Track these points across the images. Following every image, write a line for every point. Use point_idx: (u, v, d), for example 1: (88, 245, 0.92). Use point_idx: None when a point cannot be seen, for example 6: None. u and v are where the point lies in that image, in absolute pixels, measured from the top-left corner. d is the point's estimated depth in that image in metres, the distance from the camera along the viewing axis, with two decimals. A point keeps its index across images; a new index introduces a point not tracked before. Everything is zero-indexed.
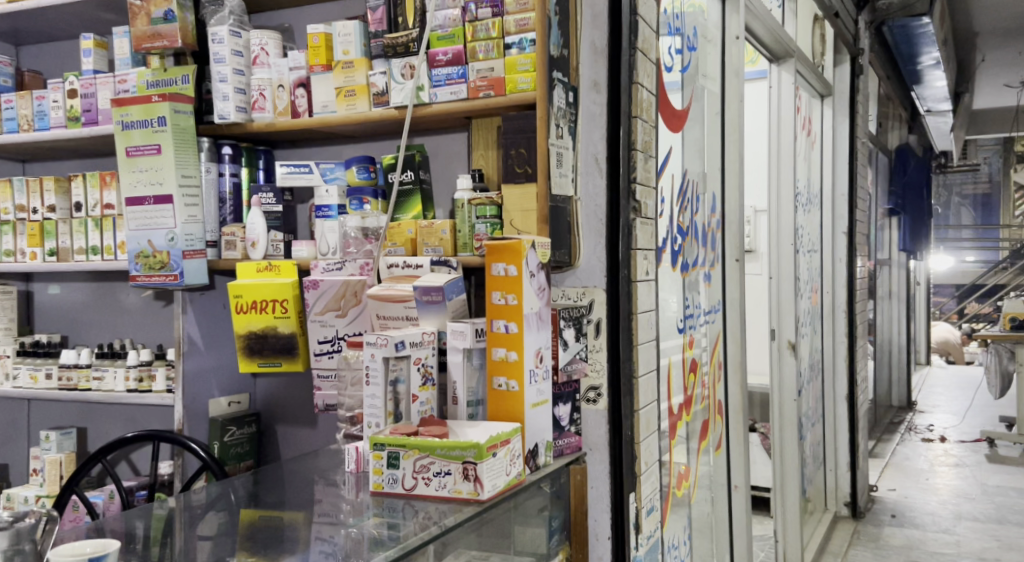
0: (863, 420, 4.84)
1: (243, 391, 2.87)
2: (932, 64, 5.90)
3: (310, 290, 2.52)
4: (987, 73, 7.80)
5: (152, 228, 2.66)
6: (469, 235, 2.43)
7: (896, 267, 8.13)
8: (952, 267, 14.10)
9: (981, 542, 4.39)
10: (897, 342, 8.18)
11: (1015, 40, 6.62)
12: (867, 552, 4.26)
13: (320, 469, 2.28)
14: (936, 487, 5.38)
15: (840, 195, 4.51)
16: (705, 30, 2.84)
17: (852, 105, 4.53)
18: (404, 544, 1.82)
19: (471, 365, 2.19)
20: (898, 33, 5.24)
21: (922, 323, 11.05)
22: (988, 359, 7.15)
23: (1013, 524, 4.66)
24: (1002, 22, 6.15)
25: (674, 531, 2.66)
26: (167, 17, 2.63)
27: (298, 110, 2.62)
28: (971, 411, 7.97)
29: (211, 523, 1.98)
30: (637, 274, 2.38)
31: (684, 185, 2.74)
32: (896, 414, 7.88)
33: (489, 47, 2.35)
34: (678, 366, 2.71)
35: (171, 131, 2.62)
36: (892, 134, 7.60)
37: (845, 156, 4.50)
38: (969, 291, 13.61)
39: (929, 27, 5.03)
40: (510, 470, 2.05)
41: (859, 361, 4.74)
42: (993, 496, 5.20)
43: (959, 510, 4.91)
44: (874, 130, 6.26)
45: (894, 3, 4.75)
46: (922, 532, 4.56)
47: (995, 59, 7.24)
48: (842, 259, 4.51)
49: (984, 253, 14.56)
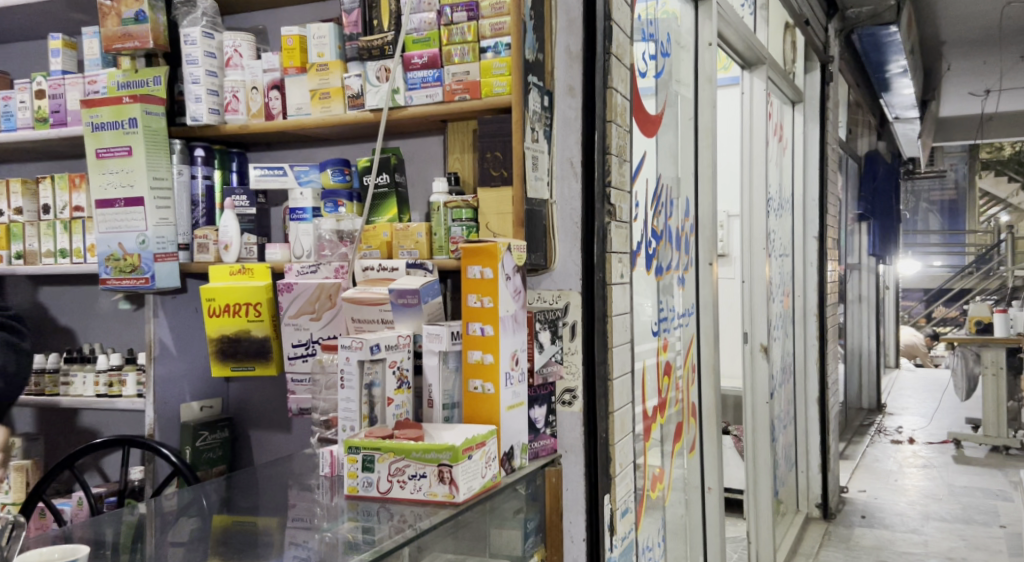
0: (834, 422, 4.90)
1: (216, 396, 2.85)
2: (900, 72, 6.00)
3: (285, 293, 2.51)
4: (953, 82, 7.93)
5: (123, 230, 2.63)
6: (445, 238, 2.43)
7: (865, 272, 8.26)
8: (921, 272, 14.23)
9: (948, 541, 4.47)
10: (867, 346, 8.30)
11: (979, 49, 6.74)
12: (839, 553, 4.32)
13: (295, 474, 2.27)
14: (905, 488, 5.46)
15: (810, 201, 4.58)
16: (678, 36, 2.88)
17: (823, 111, 4.60)
18: (377, 548, 1.82)
19: (447, 368, 2.20)
20: (867, 41, 5.31)
21: (892, 326, 11.18)
22: (955, 362, 7.23)
23: (979, 524, 4.75)
24: (969, 33, 6.28)
25: (649, 533, 2.68)
26: (139, 18, 2.61)
27: (272, 112, 2.61)
28: (938, 413, 8.10)
29: (183, 529, 1.96)
30: (611, 277, 2.41)
31: (659, 190, 2.76)
32: (864, 416, 7.98)
33: (464, 51, 2.35)
34: (653, 369, 2.73)
35: (143, 133, 2.59)
36: (863, 141, 7.70)
37: (816, 162, 4.56)
38: (937, 295, 13.80)
39: (897, 36, 5.12)
40: (486, 472, 2.06)
41: (829, 364, 4.81)
42: (960, 496, 5.29)
43: (927, 510, 5.00)
44: (843, 137, 6.34)
45: (864, 11, 4.83)
46: (891, 532, 4.63)
47: (960, 67, 7.36)
48: (813, 263, 4.58)
49: (950, 258, 14.79)
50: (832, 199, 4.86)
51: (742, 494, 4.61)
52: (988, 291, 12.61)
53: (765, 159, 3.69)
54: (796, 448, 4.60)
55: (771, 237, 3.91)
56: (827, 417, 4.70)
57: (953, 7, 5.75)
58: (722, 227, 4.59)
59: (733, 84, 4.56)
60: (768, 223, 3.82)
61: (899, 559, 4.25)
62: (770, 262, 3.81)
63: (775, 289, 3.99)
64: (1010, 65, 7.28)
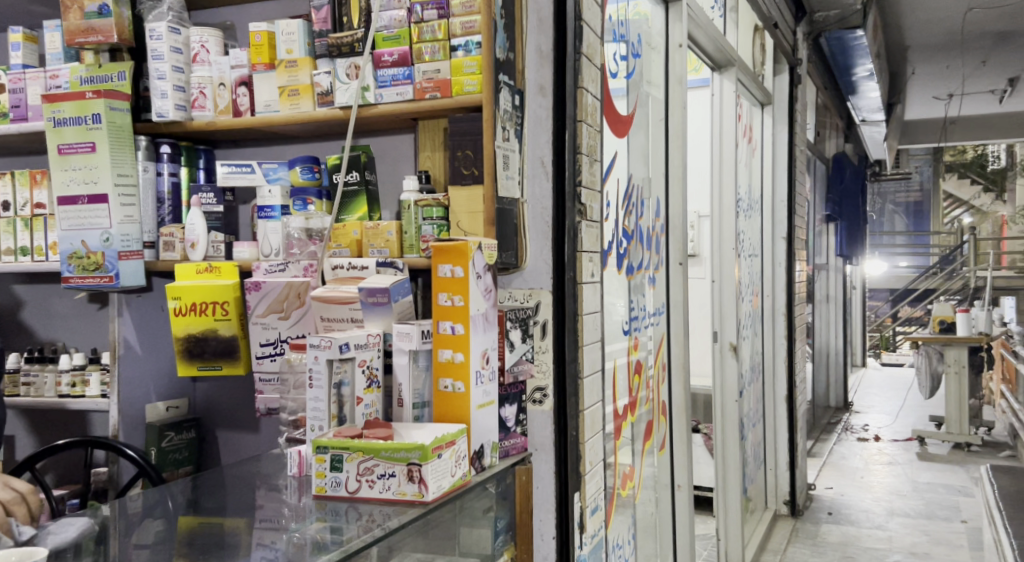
0: (801, 420, 4.96)
1: (181, 396, 2.81)
2: (867, 76, 6.09)
3: (252, 291, 2.49)
4: (917, 86, 8.07)
5: (86, 227, 2.59)
6: (415, 236, 2.42)
7: (833, 272, 8.36)
8: (887, 272, 14.42)
9: (912, 537, 4.54)
10: (835, 345, 8.39)
11: (944, 54, 6.87)
12: (805, 549, 4.37)
13: (263, 474, 2.24)
14: (871, 485, 5.54)
15: (778, 202, 4.63)
16: (648, 37, 2.89)
17: (791, 113, 4.66)
18: (345, 547, 1.81)
19: (416, 368, 2.19)
20: (834, 45, 5.39)
21: (859, 327, 11.32)
22: (919, 361, 7.34)
23: (942, 519, 4.84)
24: (934, 38, 6.40)
25: (619, 531, 2.69)
26: (102, 12, 2.57)
27: (240, 109, 2.58)
28: (903, 411, 8.22)
29: (148, 531, 1.94)
30: (582, 276, 2.42)
31: (629, 190, 2.78)
32: (831, 415, 8.07)
33: (435, 48, 2.34)
34: (624, 368, 2.75)
35: (107, 129, 2.55)
36: (830, 143, 7.80)
37: (785, 163, 4.62)
38: (902, 295, 14.02)
39: (864, 40, 5.20)
40: (455, 471, 2.05)
41: (797, 363, 4.87)
42: (923, 492, 5.39)
43: (891, 506, 5.08)
44: (811, 139, 6.42)
45: (831, 15, 4.90)
46: (857, 528, 4.69)
47: (924, 71, 7.49)
48: (781, 263, 4.64)
49: (914, 259, 15.01)
50: (800, 201, 4.92)
51: (712, 492, 4.64)
52: (950, 290, 12.93)
53: (734, 160, 3.72)
54: (764, 446, 4.64)
55: (740, 238, 3.94)
56: (795, 415, 4.76)
57: (919, 14, 5.86)
58: (692, 228, 4.64)
59: (703, 85, 4.61)
60: (738, 224, 3.84)
61: (865, 555, 4.30)
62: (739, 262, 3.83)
63: (744, 288, 4.02)
64: (972, 70, 7.43)
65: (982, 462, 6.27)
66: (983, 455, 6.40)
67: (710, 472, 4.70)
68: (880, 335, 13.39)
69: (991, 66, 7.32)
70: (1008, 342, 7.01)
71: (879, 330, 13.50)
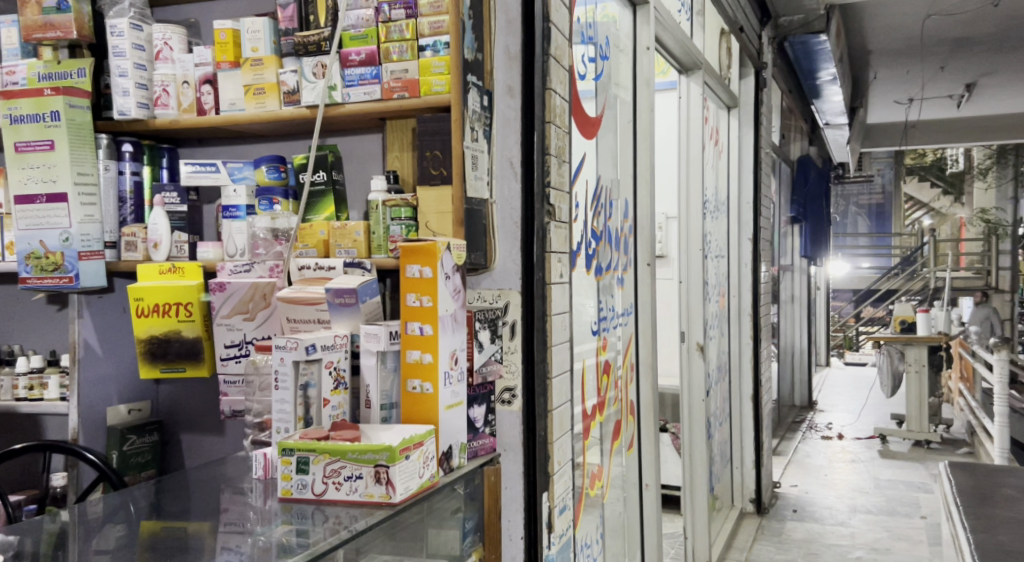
0: (767, 419, 5.03)
1: (144, 398, 2.76)
2: (830, 80, 6.19)
3: (217, 292, 2.46)
4: (879, 90, 8.21)
5: (45, 227, 2.52)
6: (383, 237, 2.40)
7: (798, 273, 8.48)
8: (849, 273, 14.68)
9: (874, 533, 4.62)
10: (799, 344, 8.52)
11: (904, 59, 7.00)
12: (771, 546, 4.43)
13: (227, 477, 2.22)
14: (835, 482, 5.64)
15: (744, 203, 4.69)
16: (616, 39, 2.91)
17: (756, 117, 4.72)
18: (313, 550, 1.80)
19: (385, 369, 2.18)
20: (800, 49, 5.47)
21: (823, 327, 11.50)
22: (880, 360, 7.47)
23: (902, 515, 4.94)
24: (895, 43, 6.52)
25: (587, 530, 2.70)
26: (60, 7, 2.52)
27: (204, 107, 2.54)
28: (865, 410, 8.36)
29: (109, 536, 1.90)
30: (551, 276, 2.43)
31: (598, 191, 2.79)
32: (796, 413, 8.19)
33: (402, 48, 2.33)
34: (593, 368, 2.76)
35: (66, 127, 2.49)
36: (796, 146, 7.92)
37: (749, 165, 4.68)
38: (864, 296, 14.28)
39: (827, 45, 5.28)
40: (423, 472, 2.05)
41: (763, 364, 4.93)
42: (884, 489, 5.49)
43: (854, 503, 5.16)
44: (776, 142, 6.51)
45: (795, 20, 4.98)
46: (821, 525, 4.77)
47: (885, 76, 7.62)
48: (746, 264, 4.70)
49: (875, 260, 15.26)
50: (765, 203, 5.00)
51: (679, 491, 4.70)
52: (912, 291, 13.52)
53: (700, 162, 3.75)
54: (731, 445, 4.70)
55: (707, 239, 3.98)
56: (760, 414, 4.82)
57: (880, 19, 5.97)
58: (659, 230, 4.69)
59: (670, 88, 4.66)
60: (704, 225, 3.88)
61: (829, 551, 4.37)
62: (705, 263, 3.87)
63: (710, 289, 4.07)
64: (931, 75, 7.59)
65: (940, 459, 6.40)
66: (940, 453, 6.54)
67: (678, 471, 4.76)
68: (843, 335, 13.61)
69: (949, 72, 7.49)
70: (966, 342, 7.17)
71: (842, 331, 13.70)
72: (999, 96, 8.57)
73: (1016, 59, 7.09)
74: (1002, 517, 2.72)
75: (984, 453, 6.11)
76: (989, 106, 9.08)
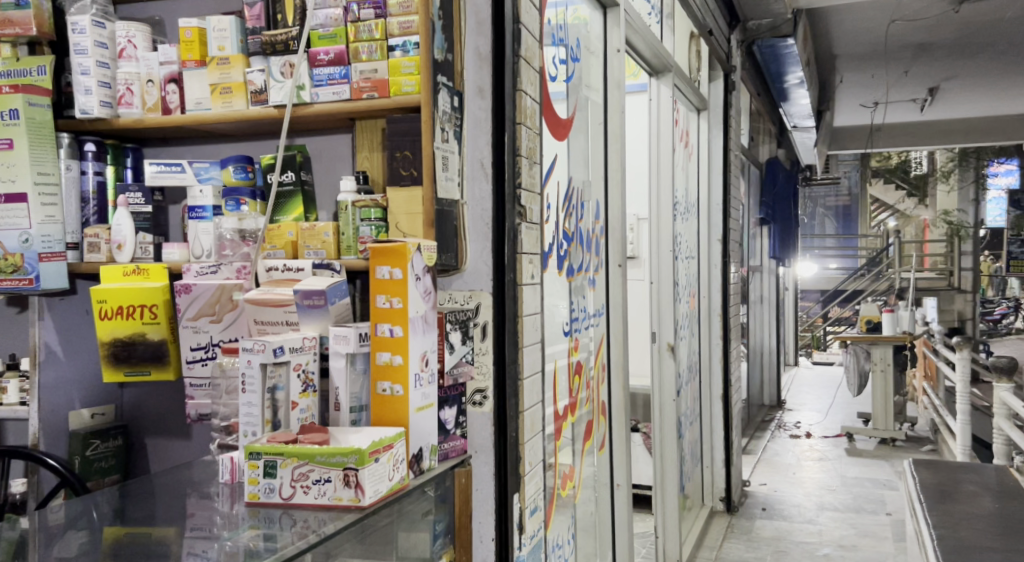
0: (737, 418, 5.08)
1: (109, 402, 2.70)
2: (797, 83, 6.27)
3: (182, 294, 2.40)
4: (843, 93, 8.34)
5: (3, 228, 2.47)
6: (352, 237, 2.38)
7: (767, 274, 8.58)
8: (816, 274, 14.88)
9: (839, 530, 4.68)
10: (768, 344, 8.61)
11: (870, 63, 7.12)
12: (741, 545, 4.47)
13: (194, 481, 2.18)
14: (803, 480, 5.71)
15: (713, 204, 4.74)
16: (587, 41, 2.91)
17: (725, 119, 4.78)
18: (281, 553, 1.77)
19: (354, 371, 2.16)
20: (768, 53, 5.54)
21: (791, 327, 11.63)
22: (847, 359, 7.56)
23: (868, 512, 5.01)
24: (859, 48, 6.63)
25: (559, 531, 2.71)
26: (20, 3, 2.48)
27: (169, 107, 2.51)
28: (832, 409, 8.45)
29: (71, 543, 1.86)
30: (522, 277, 2.43)
31: (570, 192, 2.80)
32: (766, 412, 8.28)
33: (372, 48, 2.31)
34: (565, 369, 2.77)
35: (25, 126, 2.44)
36: (763, 149, 8.02)
37: (719, 167, 4.73)
38: (831, 296, 14.49)
39: (795, 48, 5.34)
40: (393, 475, 2.03)
41: (732, 363, 4.98)
42: (851, 486, 5.57)
43: (821, 501, 5.24)
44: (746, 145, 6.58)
45: (763, 24, 5.04)
46: (789, 523, 4.82)
47: (851, 79, 7.74)
48: (716, 264, 4.74)
49: (841, 260, 15.49)
50: (734, 204, 5.04)
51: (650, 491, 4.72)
52: (877, 291, 13.66)
53: (670, 164, 3.78)
54: (701, 445, 4.73)
55: (677, 240, 4.01)
56: (729, 414, 4.86)
57: (845, 24, 6.07)
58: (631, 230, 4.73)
59: (641, 90, 4.69)
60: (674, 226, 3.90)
61: (796, 549, 4.43)
62: (675, 265, 3.90)
63: (681, 290, 4.10)
64: (894, 79, 7.71)
65: (905, 456, 6.50)
66: (905, 451, 6.64)
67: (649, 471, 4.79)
68: (809, 335, 13.78)
69: (912, 76, 7.63)
70: (929, 341, 7.30)
71: (809, 331, 13.85)
72: (958, 100, 8.75)
73: (975, 64, 7.25)
74: (963, 513, 2.77)
75: (947, 450, 6.22)
76: (950, 110, 9.26)
